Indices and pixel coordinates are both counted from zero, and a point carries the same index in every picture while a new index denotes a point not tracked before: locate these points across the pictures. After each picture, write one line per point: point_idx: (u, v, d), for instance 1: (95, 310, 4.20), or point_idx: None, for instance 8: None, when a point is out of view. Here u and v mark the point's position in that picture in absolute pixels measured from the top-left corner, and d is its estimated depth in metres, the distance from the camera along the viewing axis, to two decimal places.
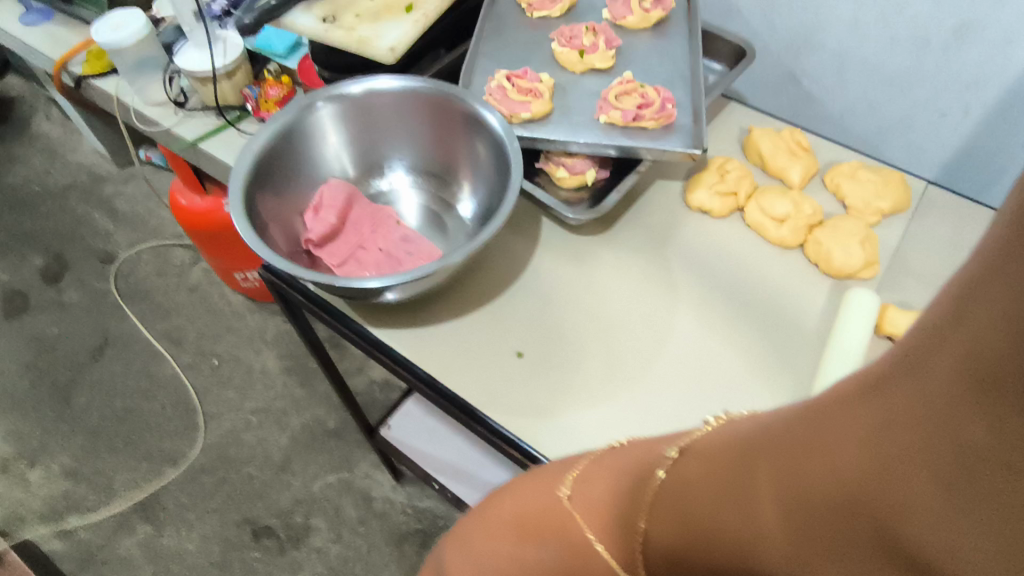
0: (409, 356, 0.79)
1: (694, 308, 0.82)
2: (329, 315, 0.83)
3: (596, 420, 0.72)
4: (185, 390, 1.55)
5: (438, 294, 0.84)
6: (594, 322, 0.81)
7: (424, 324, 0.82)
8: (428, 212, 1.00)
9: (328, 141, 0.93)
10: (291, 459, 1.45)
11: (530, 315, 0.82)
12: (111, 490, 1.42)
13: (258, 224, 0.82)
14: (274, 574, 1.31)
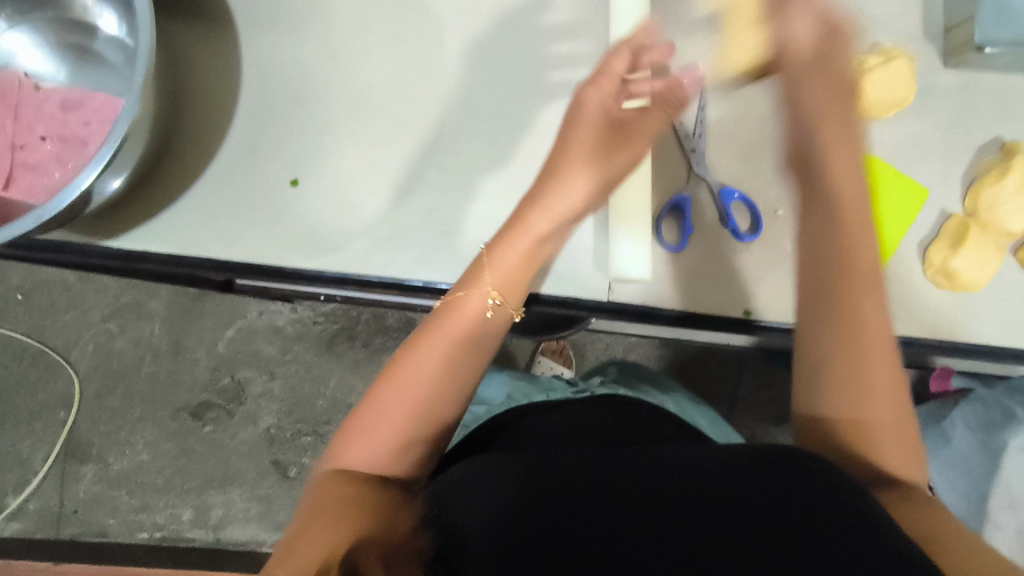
0: (174, 249, 0.66)
1: (461, 35, 0.71)
2: (50, 251, 0.65)
3: (413, 213, 0.68)
4: (17, 341, 1.38)
5: (163, 156, 0.66)
6: (360, 101, 0.69)
7: (169, 200, 0.66)
8: (62, 46, 0.62)
9: None
10: (179, 339, 1.41)
11: (288, 128, 0.68)
12: (25, 461, 1.35)
13: None
14: (237, 431, 1.39)
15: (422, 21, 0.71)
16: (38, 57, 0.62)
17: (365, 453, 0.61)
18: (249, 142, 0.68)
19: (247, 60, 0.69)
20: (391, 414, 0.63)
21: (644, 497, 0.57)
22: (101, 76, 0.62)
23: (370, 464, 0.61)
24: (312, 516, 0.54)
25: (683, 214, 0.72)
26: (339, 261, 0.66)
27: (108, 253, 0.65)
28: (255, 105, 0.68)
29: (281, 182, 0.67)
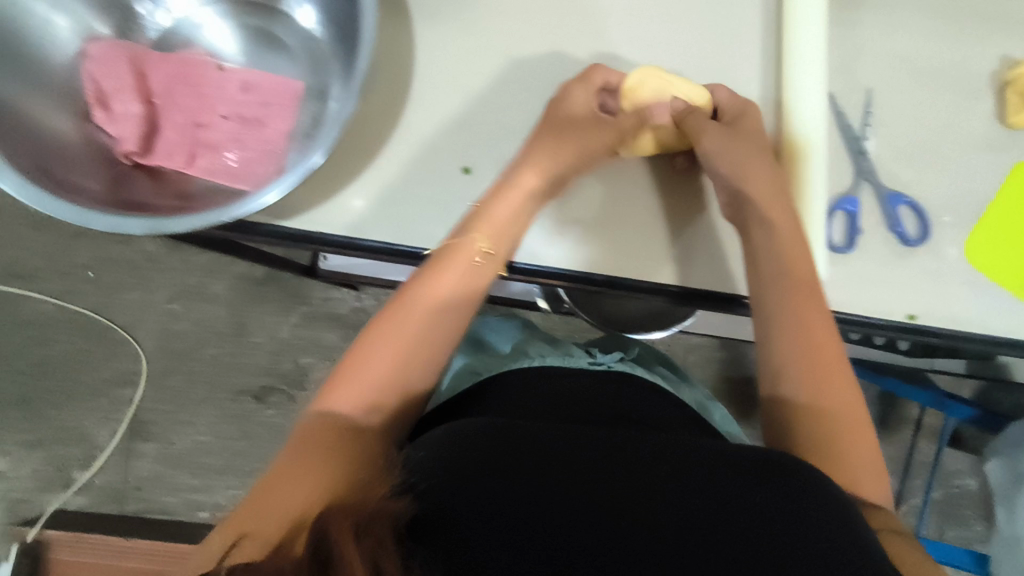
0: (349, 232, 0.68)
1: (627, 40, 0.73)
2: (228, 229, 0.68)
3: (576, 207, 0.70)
4: (83, 318, 1.38)
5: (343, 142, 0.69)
6: (530, 97, 0.71)
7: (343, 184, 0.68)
8: (253, 35, 0.69)
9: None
10: (243, 323, 1.40)
11: (462, 118, 0.70)
12: (89, 436, 1.36)
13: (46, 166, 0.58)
14: (298, 416, 1.40)
15: (604, 18, 0.73)
16: (223, 34, 0.69)
17: (358, 397, 0.63)
18: (426, 128, 0.70)
19: (431, 46, 0.71)
20: (381, 359, 0.65)
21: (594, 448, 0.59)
22: (277, 62, 0.68)
23: (358, 408, 0.63)
24: (303, 456, 0.59)
25: (852, 217, 0.71)
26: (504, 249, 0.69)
27: (276, 233, 0.67)
28: (435, 89, 0.71)
29: (453, 169, 0.69)
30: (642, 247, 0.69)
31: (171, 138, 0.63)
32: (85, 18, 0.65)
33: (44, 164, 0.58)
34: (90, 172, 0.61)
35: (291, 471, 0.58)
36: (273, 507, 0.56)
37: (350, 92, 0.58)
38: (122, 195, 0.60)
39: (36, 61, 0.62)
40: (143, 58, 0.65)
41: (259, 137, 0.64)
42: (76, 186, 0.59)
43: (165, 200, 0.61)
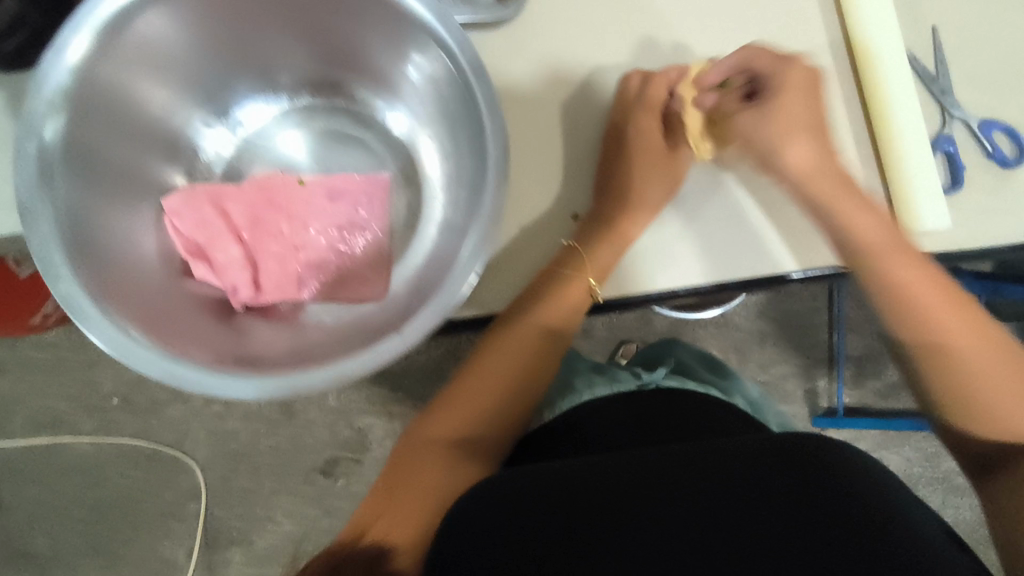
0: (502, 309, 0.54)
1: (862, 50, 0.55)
2: None
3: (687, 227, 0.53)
4: (127, 445, 1.32)
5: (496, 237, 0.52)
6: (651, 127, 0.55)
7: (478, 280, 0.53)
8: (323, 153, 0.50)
9: (131, 116, 0.43)
10: (291, 404, 1.35)
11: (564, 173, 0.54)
12: (168, 561, 1.31)
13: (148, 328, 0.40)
14: (372, 479, 1.35)
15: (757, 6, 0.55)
16: (298, 142, 0.51)
17: (461, 422, 0.64)
18: (530, 182, 0.53)
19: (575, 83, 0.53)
20: (471, 395, 0.65)
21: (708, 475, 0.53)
22: (357, 164, 0.50)
23: (466, 426, 0.64)
24: (433, 447, 0.62)
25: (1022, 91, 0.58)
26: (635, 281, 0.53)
27: None
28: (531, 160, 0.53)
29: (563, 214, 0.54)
30: (732, 249, 0.52)
31: (273, 269, 0.47)
32: (139, 151, 0.45)
33: (157, 332, 0.41)
34: (211, 333, 0.43)
35: (393, 493, 0.59)
36: (380, 504, 0.58)
37: (497, 170, 0.40)
38: (251, 348, 0.43)
39: (122, 224, 0.43)
40: (220, 191, 0.47)
41: (367, 243, 0.49)
42: (201, 351, 0.41)
43: (293, 342, 0.45)
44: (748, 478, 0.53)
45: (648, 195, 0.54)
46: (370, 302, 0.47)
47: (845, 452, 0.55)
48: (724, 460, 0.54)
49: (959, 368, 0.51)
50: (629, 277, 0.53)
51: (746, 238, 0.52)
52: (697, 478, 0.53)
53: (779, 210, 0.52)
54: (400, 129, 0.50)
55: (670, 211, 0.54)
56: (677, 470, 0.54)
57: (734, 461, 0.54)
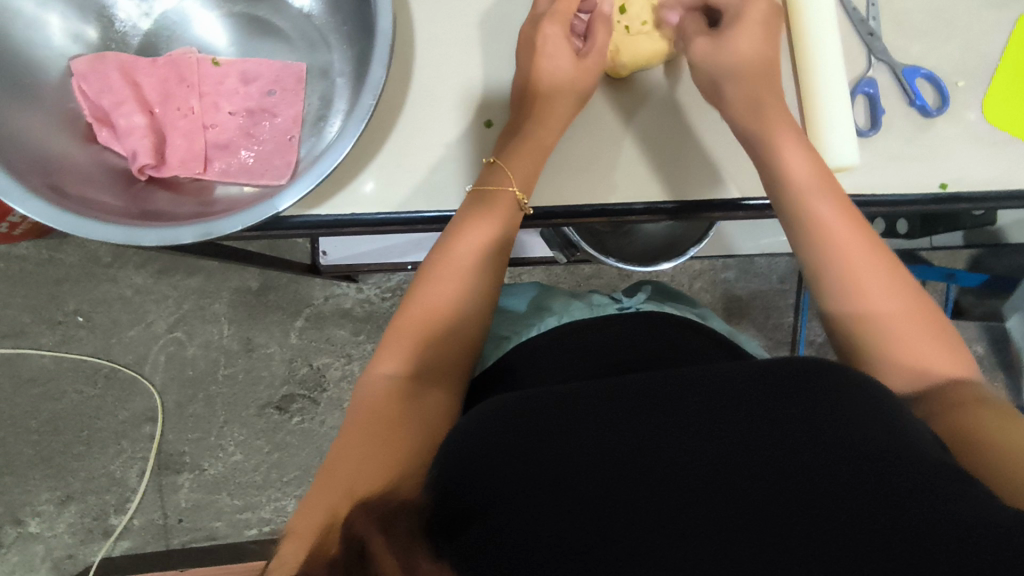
0: (416, 211, 0.53)
1: None
2: (264, 230, 0.52)
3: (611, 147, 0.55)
4: (86, 363, 1.33)
5: (404, 135, 0.53)
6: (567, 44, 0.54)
7: (391, 185, 0.53)
8: (239, 27, 0.51)
9: None
10: (250, 337, 1.36)
11: (486, 82, 0.55)
12: (117, 479, 1.32)
13: (47, 186, 0.41)
14: (326, 418, 1.37)
15: None
16: (213, 24, 0.51)
17: (408, 357, 0.49)
18: (442, 88, 0.54)
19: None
20: (413, 330, 0.50)
21: (765, 430, 0.39)
22: (275, 53, 0.51)
23: (416, 362, 0.49)
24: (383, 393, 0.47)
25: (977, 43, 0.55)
26: (571, 196, 0.55)
27: (315, 223, 0.53)
28: (449, 68, 0.54)
29: (473, 123, 0.54)
30: (641, 170, 0.54)
31: (180, 143, 0.47)
32: (44, 4, 0.45)
33: (58, 188, 0.42)
34: (110, 193, 0.45)
35: (360, 453, 0.43)
36: (347, 471, 0.42)
37: (379, 60, 0.43)
38: (148, 209, 0.45)
39: (29, 76, 0.44)
40: (135, 63, 0.48)
41: (274, 128, 0.49)
42: (93, 204, 0.42)
43: (191, 210, 0.46)
44: (759, 410, 0.40)
45: (560, 108, 0.53)
46: (276, 179, 0.48)
47: (857, 376, 0.43)
48: (716, 387, 0.42)
49: (849, 318, 0.47)
50: (548, 191, 0.55)
51: (649, 163, 0.54)
52: (693, 410, 0.41)
53: (675, 143, 0.55)
54: (306, 8, 0.50)
55: (587, 133, 0.55)
56: (663, 404, 0.42)
57: (732, 390, 0.42)
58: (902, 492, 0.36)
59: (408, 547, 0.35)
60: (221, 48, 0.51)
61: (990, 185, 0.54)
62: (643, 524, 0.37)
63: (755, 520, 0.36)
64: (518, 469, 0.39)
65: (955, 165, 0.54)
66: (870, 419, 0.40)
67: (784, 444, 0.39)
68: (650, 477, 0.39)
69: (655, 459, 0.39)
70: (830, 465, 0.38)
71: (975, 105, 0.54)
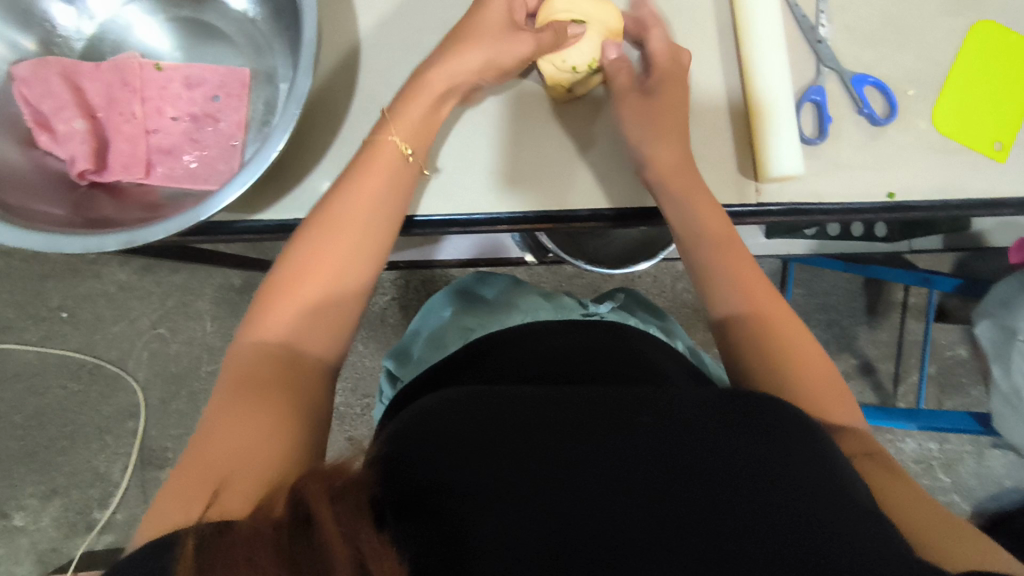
0: None
1: None
2: (213, 232, 0.52)
3: (567, 151, 0.54)
4: (70, 359, 1.34)
5: (351, 139, 0.53)
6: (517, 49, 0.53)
7: None
8: (182, 31, 0.51)
9: None
10: (233, 334, 1.36)
11: None
12: (101, 474, 1.33)
13: None
14: None
15: None
16: (156, 29, 0.51)
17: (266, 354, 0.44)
18: (387, 91, 0.54)
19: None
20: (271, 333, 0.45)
21: (704, 448, 0.40)
22: (219, 57, 0.51)
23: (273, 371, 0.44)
24: (236, 406, 0.41)
25: (932, 50, 0.54)
26: (521, 200, 0.54)
27: (261, 227, 0.53)
28: (394, 73, 0.54)
29: None
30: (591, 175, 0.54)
31: (122, 148, 0.48)
32: None
33: None
34: (50, 200, 0.45)
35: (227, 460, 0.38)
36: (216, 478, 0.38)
37: (306, 66, 0.43)
38: (88, 215, 0.45)
39: None
40: (78, 67, 0.48)
41: (218, 133, 0.49)
42: (33, 214, 0.43)
43: (133, 215, 0.46)
44: (701, 432, 0.41)
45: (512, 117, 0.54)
46: (215, 183, 0.48)
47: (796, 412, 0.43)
48: (664, 408, 0.43)
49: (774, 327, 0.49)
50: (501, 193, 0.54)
51: (601, 168, 0.54)
52: (639, 423, 0.41)
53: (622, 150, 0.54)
54: (248, 12, 0.51)
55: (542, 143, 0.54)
56: (610, 417, 0.42)
57: (678, 410, 0.42)
58: (828, 513, 0.36)
59: (355, 512, 0.33)
60: (164, 51, 0.51)
61: (940, 194, 0.53)
62: (571, 526, 0.37)
63: (683, 528, 0.36)
64: (463, 458, 0.39)
65: (904, 174, 0.53)
66: (806, 447, 0.40)
67: (722, 464, 0.39)
68: (586, 481, 0.38)
69: (595, 466, 0.39)
70: (760, 488, 0.38)
71: (926, 114, 0.54)
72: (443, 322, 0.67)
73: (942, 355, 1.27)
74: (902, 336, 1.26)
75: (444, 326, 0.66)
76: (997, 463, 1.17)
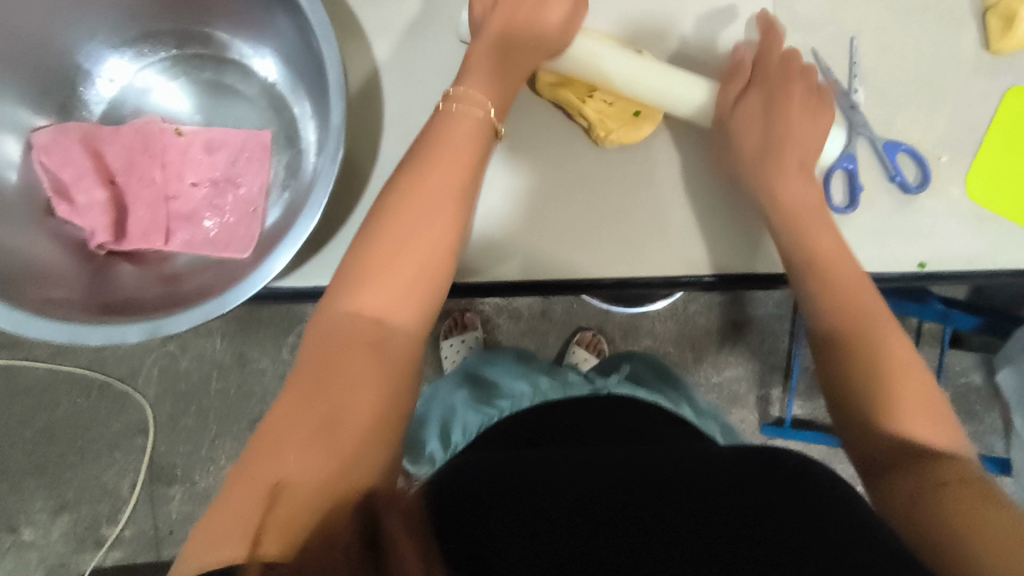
0: None
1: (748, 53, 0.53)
2: None
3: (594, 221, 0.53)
4: (80, 374, 1.34)
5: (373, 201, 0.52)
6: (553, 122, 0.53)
7: None
8: (202, 94, 0.51)
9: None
10: (242, 351, 1.36)
11: None
12: (110, 489, 1.33)
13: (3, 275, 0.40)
14: None
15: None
16: (175, 93, 0.51)
17: (367, 302, 0.43)
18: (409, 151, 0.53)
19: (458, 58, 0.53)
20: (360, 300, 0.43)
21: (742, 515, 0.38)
22: (240, 118, 0.50)
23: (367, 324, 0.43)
24: (322, 379, 0.40)
25: (967, 116, 0.53)
26: (548, 268, 0.53)
27: (278, 294, 0.52)
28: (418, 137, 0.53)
29: None
30: (616, 245, 0.53)
31: (142, 216, 0.47)
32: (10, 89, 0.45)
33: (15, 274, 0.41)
34: (71, 275, 0.44)
35: (296, 435, 0.37)
36: (289, 452, 0.37)
37: (331, 148, 0.42)
38: (108, 290, 0.44)
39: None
40: (98, 132, 0.47)
41: (238, 199, 0.48)
42: (53, 292, 0.42)
43: (153, 290, 0.45)
44: (730, 487, 0.40)
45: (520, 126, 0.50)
46: (236, 252, 0.47)
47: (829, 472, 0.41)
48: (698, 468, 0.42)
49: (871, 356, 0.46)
50: (527, 261, 0.53)
51: (626, 236, 0.53)
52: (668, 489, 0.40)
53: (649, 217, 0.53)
54: (270, 77, 0.50)
55: (576, 185, 0.53)
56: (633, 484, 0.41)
57: (705, 474, 0.41)
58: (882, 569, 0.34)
59: None
60: (184, 115, 0.50)
61: (971, 264, 0.52)
62: None
63: None
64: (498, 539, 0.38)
65: (936, 243, 0.52)
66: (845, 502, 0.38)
67: (766, 520, 0.37)
68: (626, 520, 0.39)
69: (635, 525, 0.39)
70: (803, 543, 0.36)
71: (958, 181, 0.53)
72: (454, 409, 0.66)
73: (956, 383, 1.26)
74: None
75: (456, 412, 0.66)
76: None
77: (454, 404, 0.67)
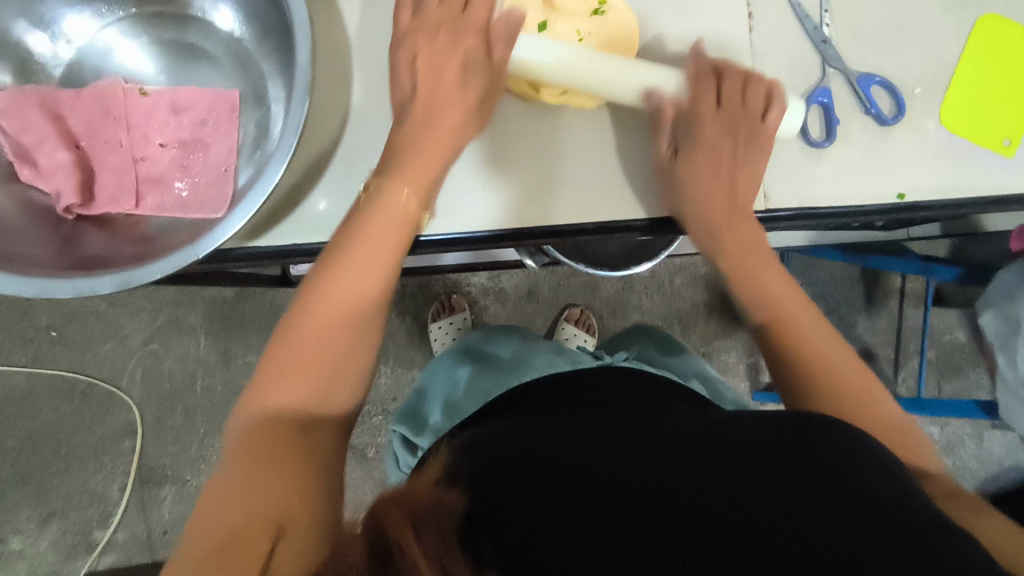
0: None
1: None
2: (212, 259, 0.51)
3: (577, 164, 0.52)
4: (61, 378, 1.32)
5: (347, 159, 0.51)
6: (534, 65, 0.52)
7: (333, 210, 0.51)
8: (165, 54, 0.49)
9: None
10: (227, 347, 1.34)
11: None
12: (98, 495, 1.31)
13: None
14: None
15: None
16: (138, 53, 0.49)
17: (329, 350, 0.44)
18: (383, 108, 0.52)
19: None
20: (311, 347, 0.44)
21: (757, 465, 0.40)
22: (206, 78, 0.49)
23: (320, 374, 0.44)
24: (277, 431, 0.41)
25: (937, 48, 0.53)
26: (532, 214, 0.51)
27: (260, 253, 0.51)
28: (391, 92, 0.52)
29: None
30: (601, 188, 0.52)
31: (109, 179, 0.46)
32: None
33: None
34: (38, 238, 0.43)
35: (257, 483, 0.38)
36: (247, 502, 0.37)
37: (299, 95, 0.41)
38: (77, 252, 0.43)
39: None
40: (58, 96, 0.46)
41: (209, 158, 0.47)
42: (20, 254, 0.41)
43: (124, 251, 0.44)
44: (752, 442, 0.42)
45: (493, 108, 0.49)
46: (208, 211, 0.45)
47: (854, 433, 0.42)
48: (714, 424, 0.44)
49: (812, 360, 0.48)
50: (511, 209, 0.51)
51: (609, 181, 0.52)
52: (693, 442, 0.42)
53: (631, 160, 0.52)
54: (234, 32, 0.49)
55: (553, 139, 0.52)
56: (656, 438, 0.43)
57: (720, 430, 0.43)
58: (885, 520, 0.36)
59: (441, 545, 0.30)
60: (148, 75, 0.49)
61: (947, 195, 0.52)
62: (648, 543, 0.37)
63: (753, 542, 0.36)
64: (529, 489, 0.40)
65: (913, 174, 0.52)
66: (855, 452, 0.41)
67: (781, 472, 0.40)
68: (655, 471, 0.41)
69: (657, 475, 0.40)
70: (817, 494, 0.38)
71: (932, 113, 0.53)
72: (457, 384, 0.65)
73: (940, 338, 1.27)
74: (901, 323, 1.26)
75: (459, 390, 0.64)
76: (998, 444, 1.17)
77: (458, 379, 0.66)
